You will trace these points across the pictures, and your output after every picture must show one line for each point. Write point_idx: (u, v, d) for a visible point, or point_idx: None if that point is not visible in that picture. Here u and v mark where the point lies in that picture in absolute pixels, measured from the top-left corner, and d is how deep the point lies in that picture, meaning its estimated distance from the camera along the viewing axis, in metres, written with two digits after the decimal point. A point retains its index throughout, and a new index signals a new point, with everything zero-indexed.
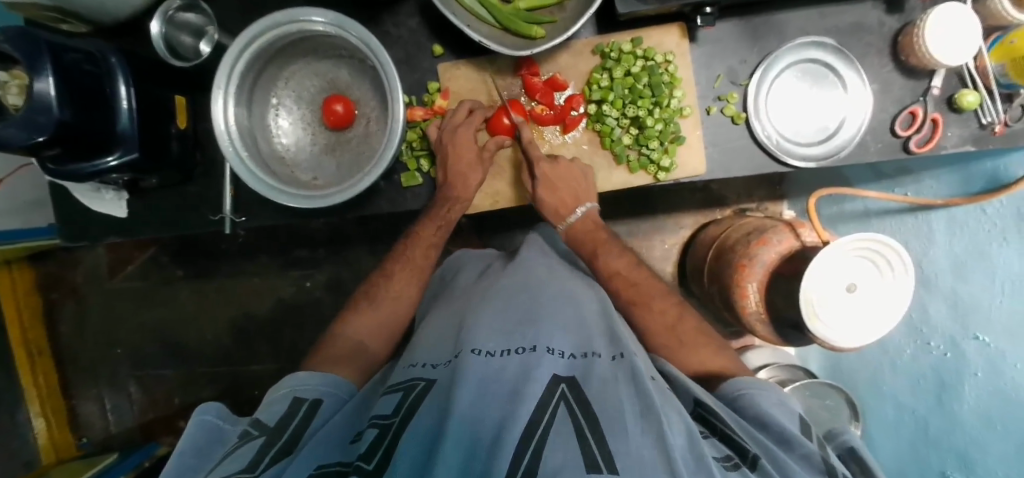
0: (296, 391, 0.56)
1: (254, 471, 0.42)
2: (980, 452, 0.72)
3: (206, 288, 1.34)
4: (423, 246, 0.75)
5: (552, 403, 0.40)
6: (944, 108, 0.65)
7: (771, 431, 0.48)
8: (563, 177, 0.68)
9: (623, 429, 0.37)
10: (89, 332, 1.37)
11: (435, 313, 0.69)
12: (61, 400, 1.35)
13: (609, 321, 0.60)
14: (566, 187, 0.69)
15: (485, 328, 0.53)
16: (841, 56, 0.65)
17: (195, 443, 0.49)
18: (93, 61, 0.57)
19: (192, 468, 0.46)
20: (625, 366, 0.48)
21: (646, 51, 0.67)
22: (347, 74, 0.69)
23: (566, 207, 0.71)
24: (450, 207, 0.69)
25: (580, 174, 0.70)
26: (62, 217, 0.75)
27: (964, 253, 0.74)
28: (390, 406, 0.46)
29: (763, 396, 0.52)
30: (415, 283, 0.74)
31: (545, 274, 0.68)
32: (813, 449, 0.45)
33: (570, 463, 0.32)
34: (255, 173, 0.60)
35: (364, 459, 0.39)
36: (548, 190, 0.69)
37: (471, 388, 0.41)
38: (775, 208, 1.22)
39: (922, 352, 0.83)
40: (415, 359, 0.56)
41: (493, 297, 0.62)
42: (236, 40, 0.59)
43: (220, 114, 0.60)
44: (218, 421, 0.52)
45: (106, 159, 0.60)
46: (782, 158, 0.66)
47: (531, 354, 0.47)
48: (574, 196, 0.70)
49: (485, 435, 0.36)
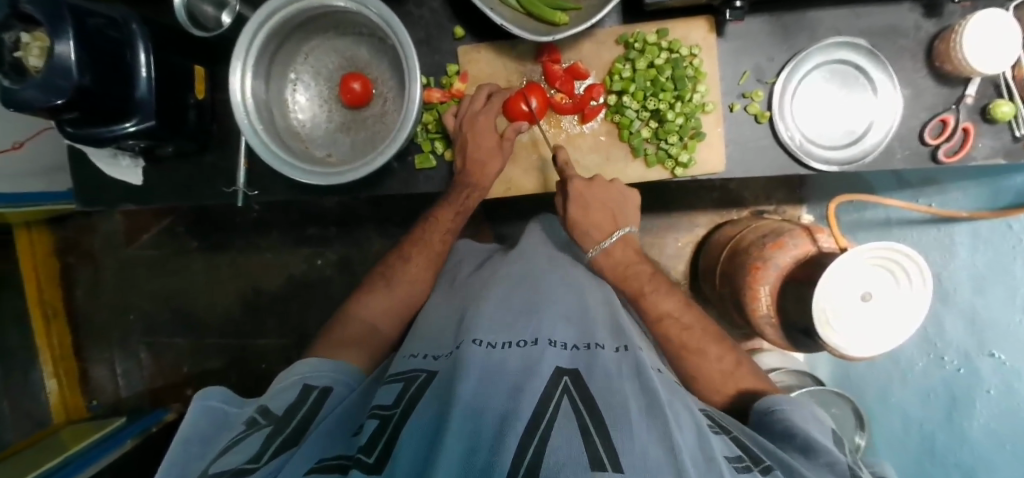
0: (307, 378, 0.57)
1: (257, 461, 0.42)
2: (988, 472, 0.73)
3: (218, 260, 1.35)
4: (441, 231, 0.75)
5: (555, 396, 0.40)
6: (977, 118, 0.62)
7: (796, 441, 0.47)
8: (597, 196, 0.68)
9: (627, 425, 0.37)
10: (104, 297, 1.40)
11: (435, 300, 0.70)
12: (74, 362, 1.38)
13: (613, 314, 0.60)
14: (602, 207, 0.68)
15: (487, 318, 0.53)
16: (873, 59, 0.63)
17: (199, 428, 0.50)
18: (113, 26, 0.57)
19: (198, 453, 0.47)
20: (629, 360, 0.48)
21: (671, 43, 0.65)
22: (366, 51, 0.69)
23: (603, 229, 0.70)
24: (466, 193, 0.69)
25: (619, 195, 0.69)
26: (80, 182, 0.76)
27: (986, 270, 0.72)
28: (390, 396, 0.46)
29: (799, 411, 0.52)
30: (422, 267, 0.74)
31: (548, 263, 0.68)
32: (838, 459, 0.44)
33: (575, 458, 0.32)
34: (268, 145, 0.60)
35: (364, 451, 0.39)
36: (579, 209, 0.68)
37: (473, 381, 0.41)
38: (793, 212, 1.19)
39: (933, 367, 0.82)
40: (416, 349, 0.56)
41: (497, 284, 0.62)
42: (258, 11, 0.58)
43: (237, 85, 0.60)
44: (223, 405, 0.54)
45: (124, 124, 0.60)
46: (804, 161, 0.64)
47: (533, 347, 0.47)
48: (610, 216, 0.69)
49: (487, 428, 0.36)
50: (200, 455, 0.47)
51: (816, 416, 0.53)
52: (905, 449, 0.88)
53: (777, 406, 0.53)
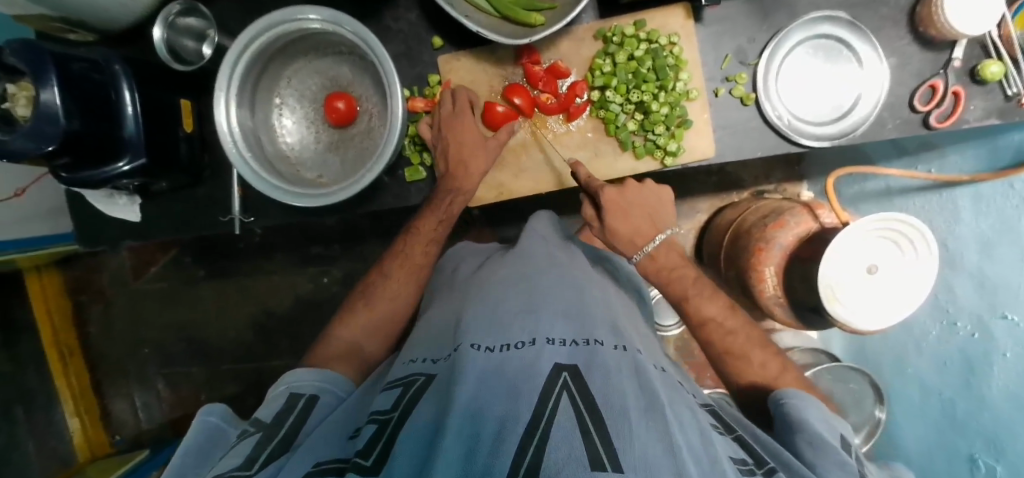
0: (293, 388, 0.57)
1: (250, 468, 0.43)
2: (1012, 436, 0.70)
3: (226, 286, 1.37)
4: (422, 244, 0.75)
5: (554, 393, 0.39)
6: (967, 80, 0.62)
7: (804, 434, 0.48)
8: (634, 201, 0.65)
9: (627, 424, 0.36)
10: (117, 332, 1.41)
11: (437, 303, 0.69)
12: (93, 399, 1.40)
13: (609, 312, 0.60)
14: (639, 210, 0.66)
15: (483, 320, 0.53)
16: (854, 31, 0.62)
17: (196, 442, 0.50)
18: (96, 69, 0.58)
19: (195, 466, 0.48)
20: (628, 359, 0.48)
21: (649, 34, 0.65)
22: (348, 70, 0.69)
23: (643, 234, 0.66)
24: (449, 197, 0.69)
25: (654, 199, 0.67)
26: (81, 223, 0.77)
27: (992, 230, 0.71)
28: (389, 401, 0.47)
29: (808, 405, 0.52)
30: (404, 279, 0.75)
31: (545, 261, 0.68)
32: (846, 458, 0.45)
33: (575, 457, 0.32)
34: (257, 173, 0.61)
35: (361, 456, 0.39)
36: (617, 216, 0.65)
37: (472, 382, 0.41)
38: (794, 189, 1.19)
39: (948, 333, 0.80)
40: (414, 354, 0.56)
41: (493, 286, 0.62)
42: (236, 40, 0.59)
43: (222, 116, 0.60)
44: (221, 422, 0.53)
45: (117, 165, 0.61)
46: (793, 139, 0.64)
47: (531, 348, 0.47)
48: (650, 220, 0.66)
49: (485, 429, 0.36)
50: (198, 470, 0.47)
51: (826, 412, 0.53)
52: (925, 418, 0.87)
53: (788, 398, 0.54)
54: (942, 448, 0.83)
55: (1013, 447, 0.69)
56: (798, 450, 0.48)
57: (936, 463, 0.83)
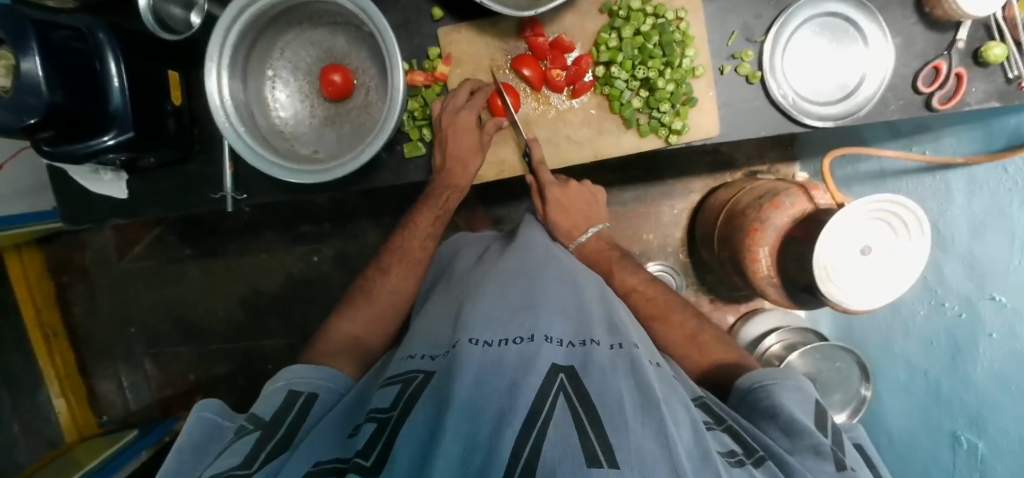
0: (291, 384, 0.55)
1: (249, 467, 0.42)
2: (994, 415, 0.73)
3: (213, 266, 1.34)
4: (421, 239, 0.77)
5: (552, 393, 0.39)
6: (970, 62, 0.62)
7: (779, 420, 0.48)
8: (574, 199, 0.75)
9: (624, 422, 0.36)
10: (102, 312, 1.38)
11: (435, 297, 0.69)
12: (80, 380, 1.38)
13: (608, 307, 0.59)
14: (576, 206, 0.76)
15: (483, 314, 0.53)
16: (862, 9, 0.62)
17: (194, 438, 0.50)
18: (79, 37, 0.55)
19: (192, 463, 0.47)
20: (624, 355, 0.47)
21: (656, 8, 0.64)
22: (344, 41, 0.67)
23: (578, 227, 0.77)
24: (445, 193, 0.72)
25: (588, 196, 0.78)
26: (62, 199, 0.74)
27: (983, 213, 0.72)
28: (388, 398, 0.46)
29: (782, 387, 0.52)
30: (404, 273, 0.75)
31: (543, 256, 0.67)
32: (820, 441, 0.45)
33: (570, 456, 0.32)
34: (252, 147, 0.59)
35: (361, 456, 0.39)
36: (560, 213, 0.75)
37: (470, 376, 0.41)
38: (786, 170, 1.19)
39: (935, 313, 0.82)
40: (414, 349, 0.55)
41: (490, 283, 0.61)
42: (228, 8, 0.56)
43: (214, 88, 0.58)
44: (217, 417, 0.53)
45: (102, 138, 0.58)
46: (798, 118, 0.63)
47: (529, 344, 0.46)
48: (585, 216, 0.77)
49: (484, 426, 0.35)
50: (192, 468, 0.47)
51: (801, 389, 0.53)
52: (910, 393, 0.90)
53: (760, 381, 0.54)
54: (931, 429, 0.86)
55: (997, 424, 0.72)
56: (774, 437, 0.48)
57: (921, 438, 0.88)
